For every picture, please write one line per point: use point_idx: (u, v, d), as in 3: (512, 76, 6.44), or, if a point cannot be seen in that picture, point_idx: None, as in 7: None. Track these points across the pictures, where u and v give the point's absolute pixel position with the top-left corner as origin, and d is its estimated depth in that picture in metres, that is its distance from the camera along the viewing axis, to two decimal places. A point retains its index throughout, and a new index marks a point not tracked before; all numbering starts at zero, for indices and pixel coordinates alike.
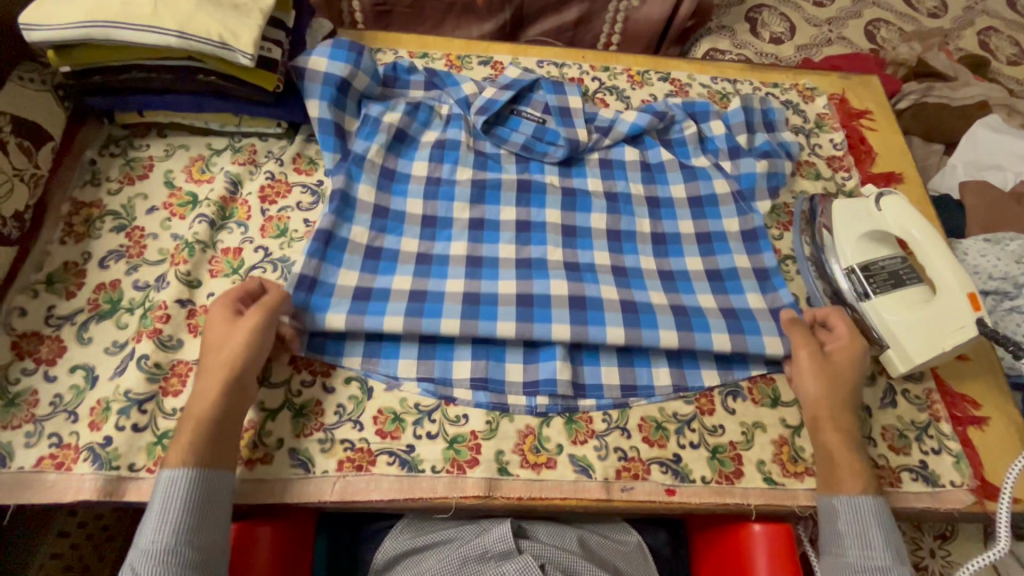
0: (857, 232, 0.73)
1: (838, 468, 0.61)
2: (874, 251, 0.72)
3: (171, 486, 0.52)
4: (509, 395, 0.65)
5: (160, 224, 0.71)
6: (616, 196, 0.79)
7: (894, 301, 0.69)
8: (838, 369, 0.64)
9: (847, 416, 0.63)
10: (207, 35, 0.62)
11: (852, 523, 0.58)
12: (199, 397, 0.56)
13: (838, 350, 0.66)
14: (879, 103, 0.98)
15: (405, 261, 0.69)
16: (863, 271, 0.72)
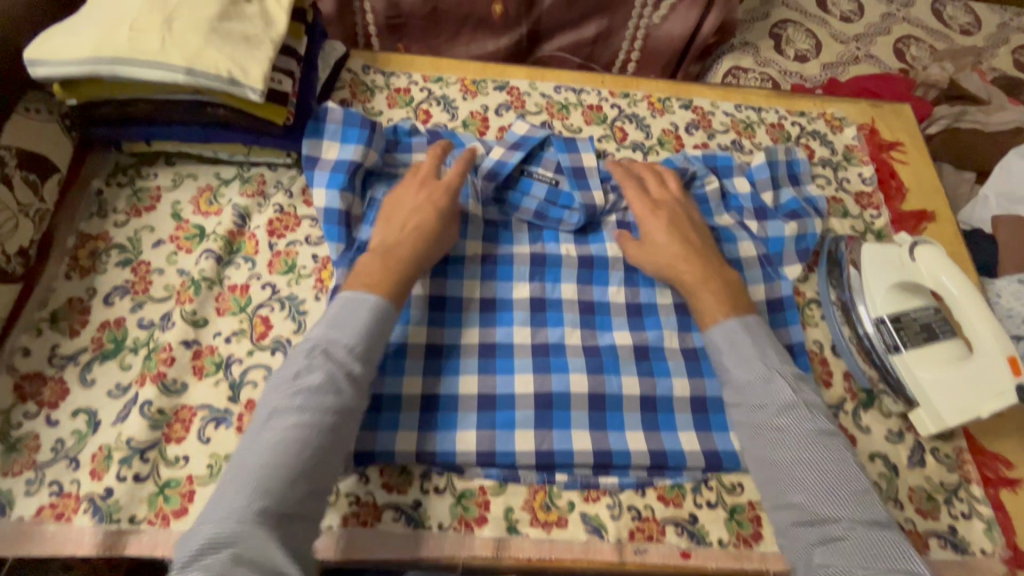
0: (886, 282, 0.69)
1: (701, 308, 0.67)
2: (906, 301, 0.69)
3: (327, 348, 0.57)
4: (520, 468, 0.62)
5: (167, 258, 0.70)
6: (636, 261, 0.76)
7: (925, 358, 0.66)
8: (665, 248, 0.70)
9: (751, 361, 0.62)
10: (215, 72, 0.60)
11: (769, 447, 0.57)
12: (400, 241, 0.65)
13: (661, 247, 0.71)
14: (911, 133, 0.94)
15: (413, 357, 0.66)
16: (894, 322, 0.68)
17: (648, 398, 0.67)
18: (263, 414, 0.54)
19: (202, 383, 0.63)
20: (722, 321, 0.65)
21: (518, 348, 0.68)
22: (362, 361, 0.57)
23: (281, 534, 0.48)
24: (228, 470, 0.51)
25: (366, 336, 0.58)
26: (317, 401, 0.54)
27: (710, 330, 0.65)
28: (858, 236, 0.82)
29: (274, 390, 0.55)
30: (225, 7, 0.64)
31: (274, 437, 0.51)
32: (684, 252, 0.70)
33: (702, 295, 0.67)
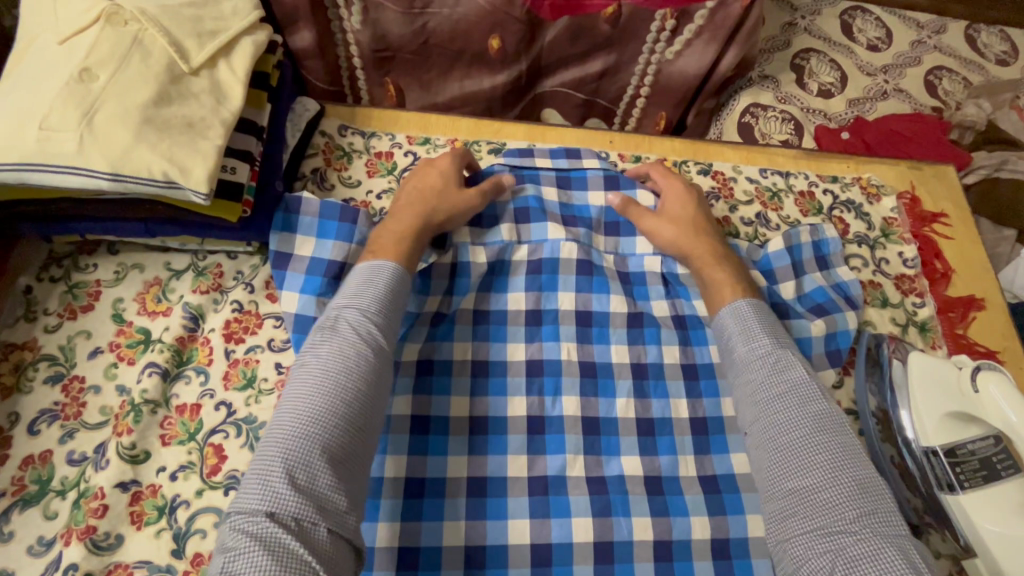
0: (940, 408, 0.60)
1: (718, 289, 0.63)
2: (961, 430, 0.60)
3: (344, 322, 0.52)
4: None
5: (104, 372, 0.60)
6: (645, 366, 0.66)
7: (987, 504, 0.57)
8: (676, 214, 0.69)
9: (762, 336, 0.58)
10: (148, 174, 0.50)
11: (769, 427, 0.52)
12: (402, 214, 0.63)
13: (671, 202, 0.70)
14: (955, 200, 0.84)
15: (390, 496, 0.57)
16: (949, 456, 0.59)
17: (662, 544, 0.57)
18: (289, 387, 0.49)
19: (140, 534, 0.54)
20: (735, 300, 0.61)
21: (513, 483, 0.59)
22: (384, 322, 0.54)
23: (330, 497, 0.44)
24: (261, 444, 0.46)
25: (384, 300, 0.55)
26: (346, 361, 0.50)
27: (721, 312, 0.61)
28: (899, 330, 0.72)
29: (301, 363, 0.51)
30: (164, 87, 0.54)
31: (308, 403, 0.47)
32: (695, 220, 0.69)
33: (714, 275, 0.65)
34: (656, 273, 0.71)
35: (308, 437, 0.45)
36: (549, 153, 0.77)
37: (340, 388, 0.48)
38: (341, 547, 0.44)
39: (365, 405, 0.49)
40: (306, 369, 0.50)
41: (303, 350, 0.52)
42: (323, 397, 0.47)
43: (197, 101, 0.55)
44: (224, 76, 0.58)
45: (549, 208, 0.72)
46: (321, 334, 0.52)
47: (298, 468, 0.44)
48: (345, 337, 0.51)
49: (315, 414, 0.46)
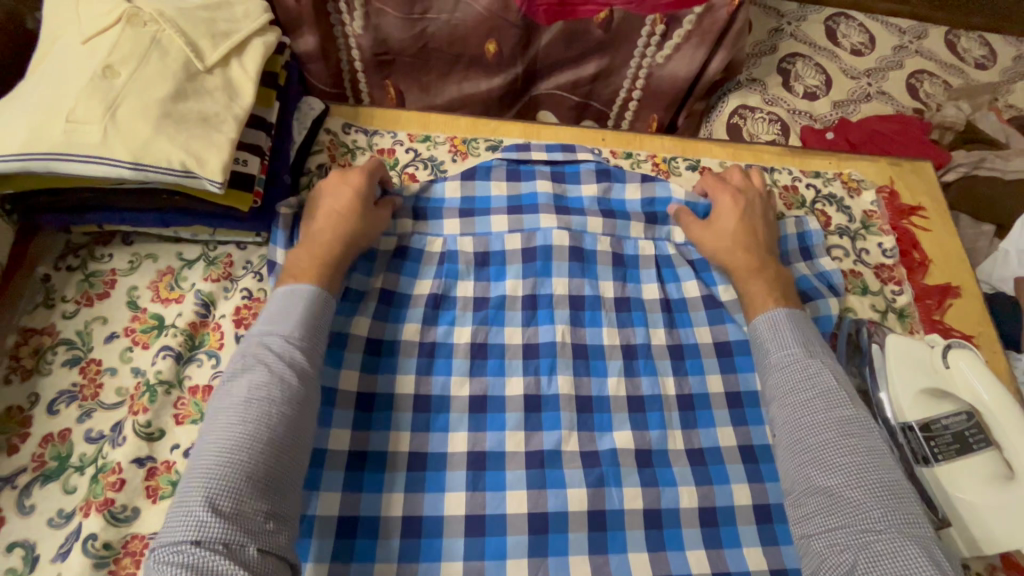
0: (914, 386, 0.64)
1: (756, 301, 0.67)
2: (934, 406, 0.63)
3: (263, 350, 0.55)
4: None
5: (120, 356, 0.63)
6: (635, 348, 0.70)
7: (959, 474, 0.60)
8: (726, 228, 0.73)
9: (793, 344, 0.62)
10: (167, 164, 0.53)
11: (799, 431, 0.57)
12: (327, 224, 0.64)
13: (720, 217, 0.74)
14: (932, 194, 0.88)
15: (394, 468, 0.60)
16: (924, 430, 0.62)
17: (652, 513, 0.61)
18: (211, 419, 0.52)
19: (156, 507, 0.56)
20: (770, 310, 0.65)
21: (512, 456, 0.62)
22: (307, 352, 0.56)
23: (253, 519, 0.47)
24: (185, 477, 0.49)
25: (303, 331, 0.57)
26: (265, 393, 0.52)
27: (756, 321, 0.66)
28: (879, 316, 0.76)
29: (223, 397, 0.53)
30: (181, 84, 0.57)
31: (228, 437, 0.50)
32: (739, 233, 0.72)
33: (750, 287, 0.69)
34: (646, 259, 0.76)
35: (232, 465, 0.48)
36: (544, 147, 0.81)
37: (260, 414, 0.51)
38: (272, 564, 0.47)
39: (290, 434, 0.52)
40: (227, 404, 0.52)
41: (225, 380, 0.55)
42: (243, 425, 0.50)
43: (212, 97, 0.58)
44: (237, 75, 0.61)
45: (543, 200, 0.76)
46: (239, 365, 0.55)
47: (223, 495, 0.47)
48: (266, 370, 0.54)
49: (238, 441, 0.49)
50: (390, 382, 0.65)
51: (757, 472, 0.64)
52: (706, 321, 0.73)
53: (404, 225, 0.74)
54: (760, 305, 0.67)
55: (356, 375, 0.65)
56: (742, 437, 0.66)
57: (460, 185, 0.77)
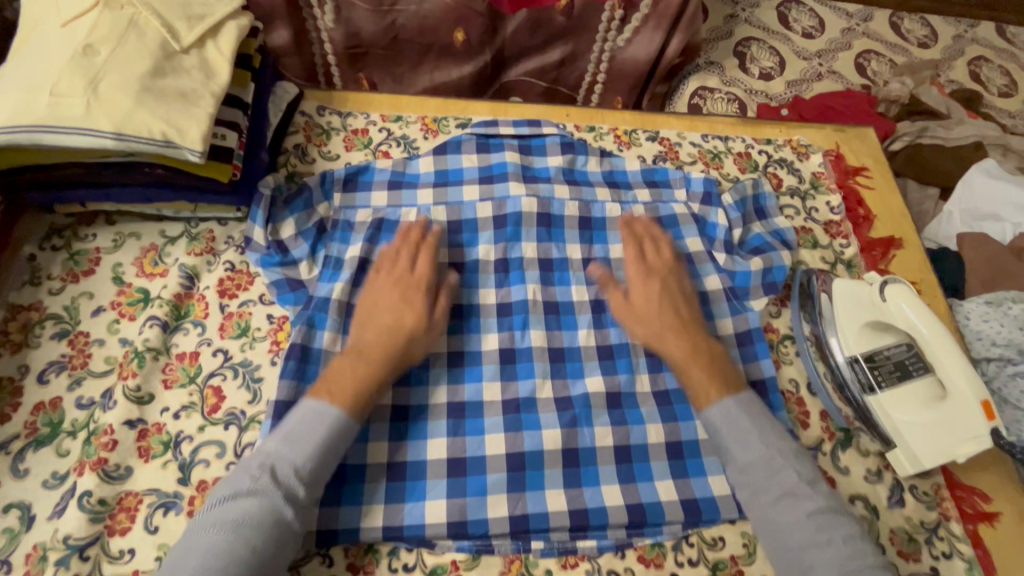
0: (857, 322, 0.70)
1: (698, 391, 0.64)
2: (877, 339, 0.69)
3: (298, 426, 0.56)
4: (494, 536, 0.59)
5: (107, 328, 0.65)
6: (603, 303, 0.75)
7: (901, 398, 0.66)
8: (654, 315, 0.69)
9: (710, 373, 0.65)
10: (148, 134, 0.56)
11: (752, 467, 0.59)
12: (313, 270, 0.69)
13: (637, 290, 0.71)
14: (876, 157, 0.94)
15: (378, 420, 0.64)
16: (868, 361, 0.68)
17: (623, 451, 0.65)
18: (231, 491, 0.52)
19: (148, 466, 0.59)
20: (718, 401, 0.63)
21: (489, 405, 0.66)
22: (310, 483, 0.54)
23: None
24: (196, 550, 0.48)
25: (314, 455, 0.55)
26: (269, 497, 0.51)
27: (708, 412, 0.63)
28: (829, 267, 0.81)
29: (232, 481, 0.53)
30: (159, 62, 0.60)
31: (219, 537, 0.49)
32: (663, 294, 0.70)
33: (692, 373, 0.65)
34: (614, 221, 0.80)
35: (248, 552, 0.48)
36: (512, 122, 0.85)
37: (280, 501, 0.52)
38: None
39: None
40: (232, 491, 0.52)
41: (254, 454, 0.55)
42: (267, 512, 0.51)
43: (189, 74, 0.61)
44: (212, 55, 0.65)
45: (512, 169, 0.81)
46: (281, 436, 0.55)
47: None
48: (267, 486, 0.52)
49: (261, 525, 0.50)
50: None
51: None
52: None
53: (380, 199, 0.78)
54: (701, 395, 0.64)
55: (336, 336, 0.66)
56: None
57: (434, 160, 0.81)
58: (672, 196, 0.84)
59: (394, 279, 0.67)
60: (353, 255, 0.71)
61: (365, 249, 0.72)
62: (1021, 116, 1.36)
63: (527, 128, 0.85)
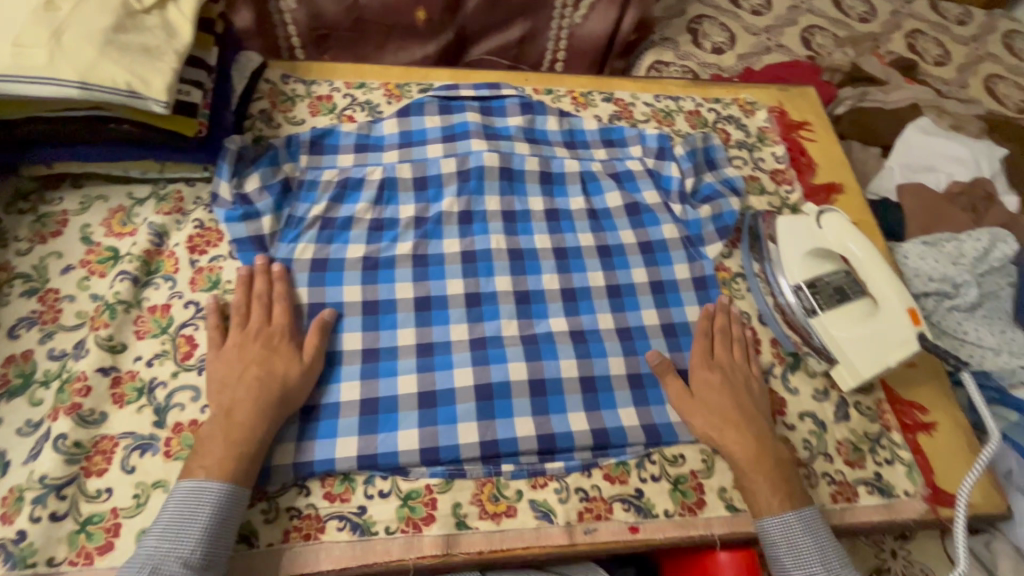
0: (799, 251, 0.75)
1: (753, 494, 0.62)
2: (818, 268, 0.74)
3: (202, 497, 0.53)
4: (466, 462, 0.62)
5: (77, 284, 0.66)
6: (566, 249, 0.78)
7: (843, 316, 0.70)
8: (716, 406, 0.66)
9: (747, 438, 0.64)
10: (113, 84, 0.58)
11: (786, 547, 0.60)
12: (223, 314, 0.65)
13: (700, 382, 0.68)
14: (817, 113, 1.01)
15: (349, 362, 0.66)
16: (810, 287, 0.73)
17: (588, 381, 0.68)
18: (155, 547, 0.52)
19: (123, 411, 0.60)
20: (780, 513, 0.61)
21: (457, 343, 0.68)
22: (234, 514, 0.54)
23: None
24: None
25: (196, 517, 0.53)
26: (191, 525, 0.52)
27: (764, 521, 0.61)
28: (776, 211, 0.87)
29: (165, 516, 0.53)
30: (121, 18, 0.62)
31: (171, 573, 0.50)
32: (728, 386, 0.67)
33: (755, 486, 0.62)
34: (574, 175, 0.83)
35: None
36: (473, 86, 0.89)
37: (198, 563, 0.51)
38: None
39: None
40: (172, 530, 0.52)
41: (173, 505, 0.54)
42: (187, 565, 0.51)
43: (152, 32, 0.63)
44: (174, 16, 0.67)
45: (473, 127, 0.84)
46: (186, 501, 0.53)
47: None
48: (196, 525, 0.52)
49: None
50: (338, 294, 0.70)
51: (677, 343, 0.73)
52: (630, 227, 0.81)
53: (346, 159, 0.80)
54: (762, 502, 0.62)
55: (303, 290, 0.69)
56: (664, 316, 0.75)
57: (398, 122, 0.84)
58: (628, 152, 0.88)
59: (250, 335, 0.63)
60: (317, 215, 0.73)
61: (330, 210, 0.74)
62: (955, 82, 1.45)
63: (487, 90, 0.88)
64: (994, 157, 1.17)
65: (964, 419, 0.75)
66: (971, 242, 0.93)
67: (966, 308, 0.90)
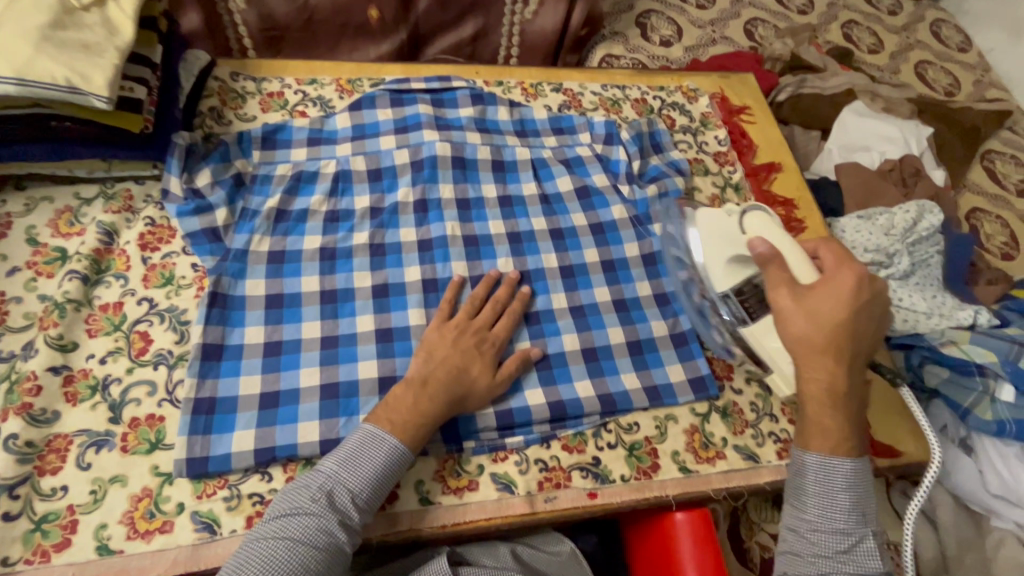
0: (722, 260, 0.68)
1: (816, 428, 0.61)
2: (741, 276, 0.67)
3: (378, 438, 0.58)
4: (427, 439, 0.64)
5: (24, 286, 0.65)
6: (520, 234, 0.80)
7: (770, 325, 0.67)
8: (826, 317, 0.60)
9: (843, 510, 0.59)
10: (52, 80, 0.59)
11: (822, 480, 0.60)
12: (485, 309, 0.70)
13: (832, 295, 0.60)
14: (756, 98, 1.06)
15: (309, 349, 0.66)
16: (737, 295, 0.69)
17: (542, 357, 0.71)
18: (343, 475, 0.56)
19: (76, 409, 0.59)
20: (825, 457, 0.60)
21: (415, 328, 0.69)
22: (365, 509, 0.56)
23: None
24: (269, 533, 0.52)
25: (385, 475, 0.57)
26: (370, 462, 0.57)
27: (807, 457, 0.61)
28: (719, 191, 0.92)
29: (283, 496, 0.55)
30: (59, 16, 0.63)
31: (274, 552, 0.51)
32: (854, 295, 0.60)
33: (822, 418, 0.61)
34: (525, 162, 0.86)
35: (303, 542, 0.52)
36: (423, 79, 0.91)
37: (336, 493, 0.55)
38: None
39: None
40: (282, 509, 0.54)
41: (348, 442, 0.58)
42: (356, 489, 0.55)
43: (91, 29, 0.64)
44: (114, 13, 0.67)
45: (425, 119, 0.86)
46: (356, 446, 0.57)
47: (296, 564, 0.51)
48: (325, 508, 0.54)
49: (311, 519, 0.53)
50: (295, 284, 0.70)
51: (629, 317, 0.76)
52: (581, 210, 0.84)
53: (300, 154, 0.81)
54: (819, 440, 0.61)
55: (259, 281, 0.69)
56: (617, 293, 0.78)
57: (350, 116, 0.85)
58: (578, 139, 0.91)
59: (466, 327, 0.67)
60: (270, 208, 0.73)
61: (283, 203, 0.75)
62: (887, 69, 1.54)
63: (438, 83, 0.90)
64: (922, 136, 1.25)
65: (897, 376, 0.80)
66: (901, 215, 0.99)
67: (900, 275, 0.95)
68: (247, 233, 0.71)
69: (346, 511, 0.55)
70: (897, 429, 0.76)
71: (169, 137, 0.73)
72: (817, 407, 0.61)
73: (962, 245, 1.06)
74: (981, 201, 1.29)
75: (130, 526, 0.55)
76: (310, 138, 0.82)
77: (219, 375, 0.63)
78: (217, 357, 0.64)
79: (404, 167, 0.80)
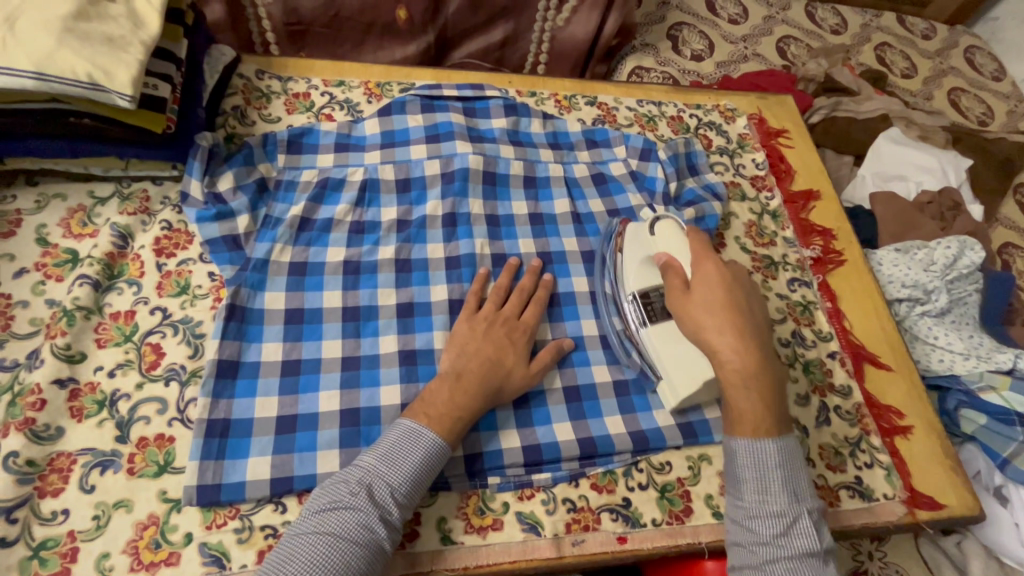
0: (636, 259, 0.70)
1: (737, 414, 0.58)
2: (651, 278, 0.69)
3: (414, 437, 0.55)
4: (450, 474, 0.60)
5: (32, 289, 0.62)
6: (551, 253, 0.76)
7: (669, 333, 0.65)
8: (701, 298, 0.61)
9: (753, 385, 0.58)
10: (72, 76, 0.56)
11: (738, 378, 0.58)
12: (522, 311, 0.68)
13: (700, 281, 0.63)
14: (794, 121, 1.03)
15: (329, 371, 0.62)
16: (642, 297, 0.68)
17: (571, 389, 0.67)
18: (379, 474, 0.53)
19: (81, 426, 0.56)
20: (759, 438, 0.57)
21: (440, 352, 0.65)
22: (405, 504, 0.53)
23: None
24: (304, 534, 0.50)
25: (426, 471, 0.55)
26: (409, 457, 0.54)
27: (737, 441, 0.58)
28: (756, 218, 0.88)
29: (321, 491, 0.53)
30: (83, 6, 0.59)
31: (316, 549, 0.48)
32: (725, 278, 0.62)
33: (732, 328, 0.59)
34: (558, 178, 0.82)
35: (341, 542, 0.49)
36: (456, 86, 0.87)
37: (374, 492, 0.52)
38: None
39: None
40: (321, 504, 0.51)
41: (384, 439, 0.55)
42: (394, 489, 0.53)
43: (116, 21, 0.61)
44: (141, 5, 0.64)
45: (457, 128, 0.82)
46: (392, 445, 0.55)
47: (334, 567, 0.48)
48: (365, 503, 0.51)
49: (348, 517, 0.50)
50: (317, 299, 0.66)
51: None
52: None
53: (327, 160, 0.77)
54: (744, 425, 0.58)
55: (277, 295, 0.65)
56: None
57: (380, 122, 0.81)
58: (612, 153, 0.88)
59: (498, 317, 0.66)
60: (294, 216, 0.70)
61: (307, 211, 0.71)
62: (920, 94, 1.51)
63: (470, 90, 0.87)
64: (959, 168, 1.21)
65: (940, 422, 0.77)
66: (941, 250, 0.96)
67: (937, 313, 0.92)
68: (266, 243, 0.68)
69: (384, 512, 0.52)
70: (940, 479, 0.72)
71: (189, 140, 0.70)
72: (756, 422, 0.58)
73: (1002, 284, 1.02)
74: (1013, 236, 1.26)
75: (134, 556, 0.51)
76: (337, 143, 0.79)
77: (234, 396, 0.59)
78: (232, 375, 0.60)
79: (433, 178, 0.76)
